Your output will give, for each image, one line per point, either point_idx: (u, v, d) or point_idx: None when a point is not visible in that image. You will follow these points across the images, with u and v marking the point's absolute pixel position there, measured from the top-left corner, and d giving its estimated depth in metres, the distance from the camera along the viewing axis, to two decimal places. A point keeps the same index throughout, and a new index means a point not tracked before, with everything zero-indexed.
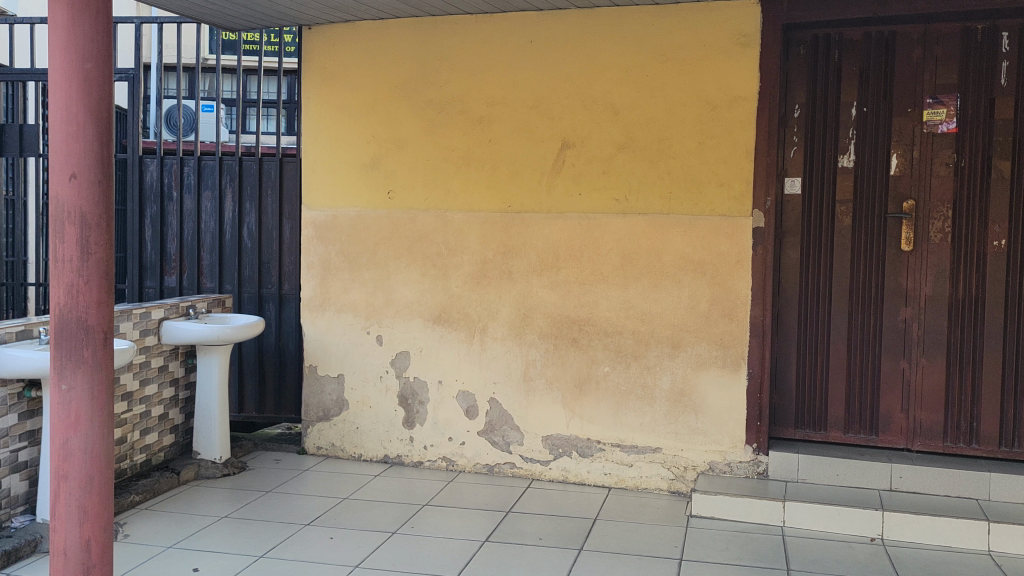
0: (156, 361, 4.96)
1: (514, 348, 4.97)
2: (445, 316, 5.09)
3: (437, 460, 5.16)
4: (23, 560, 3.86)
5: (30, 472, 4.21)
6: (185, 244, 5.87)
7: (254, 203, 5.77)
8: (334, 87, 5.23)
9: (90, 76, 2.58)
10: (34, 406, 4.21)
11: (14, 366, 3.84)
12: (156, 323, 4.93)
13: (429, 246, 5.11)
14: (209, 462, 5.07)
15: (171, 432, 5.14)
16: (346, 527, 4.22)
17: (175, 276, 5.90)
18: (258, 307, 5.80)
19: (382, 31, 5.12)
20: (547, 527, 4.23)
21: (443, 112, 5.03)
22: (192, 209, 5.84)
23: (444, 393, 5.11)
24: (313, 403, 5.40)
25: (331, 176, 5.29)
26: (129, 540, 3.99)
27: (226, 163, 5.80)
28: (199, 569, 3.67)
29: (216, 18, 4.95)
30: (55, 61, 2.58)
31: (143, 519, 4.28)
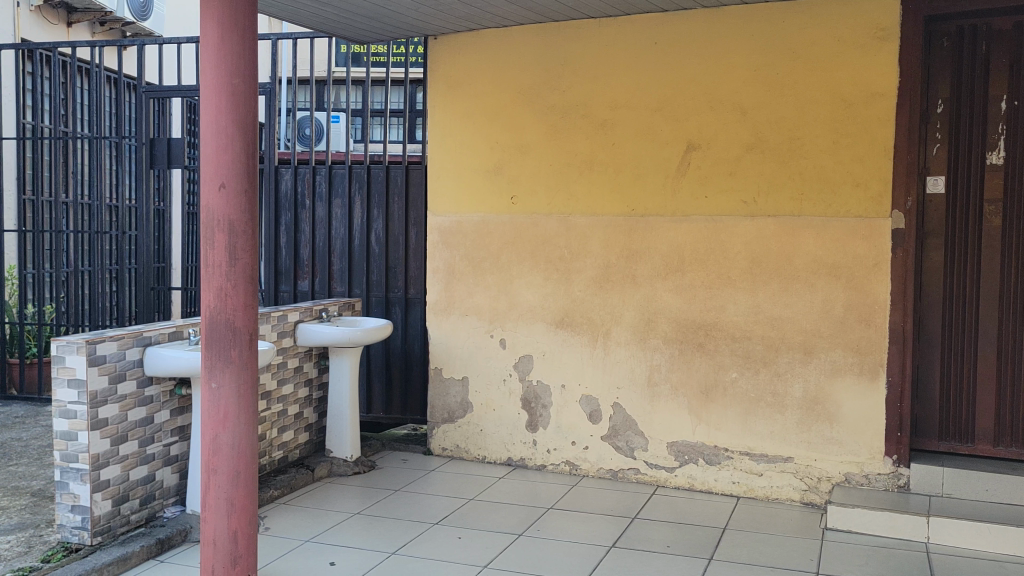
0: (292, 362, 5.18)
1: (638, 352, 4.92)
2: (569, 320, 5.10)
3: (560, 464, 5.18)
4: (175, 548, 4.11)
5: (180, 465, 4.48)
6: (317, 249, 6.11)
7: (382, 209, 5.94)
8: (459, 94, 5.33)
9: (237, 90, 3.05)
10: (184, 403, 4.47)
11: (167, 365, 4.09)
12: (292, 325, 5.14)
13: (552, 250, 5.13)
14: (341, 461, 5.25)
15: (306, 430, 5.35)
16: (473, 527, 4.29)
17: (308, 281, 6.15)
18: (385, 311, 5.98)
19: (506, 38, 5.18)
20: (674, 535, 4.17)
21: (567, 117, 5.05)
22: (323, 216, 6.07)
23: (567, 398, 5.11)
24: (439, 404, 5.50)
25: (456, 182, 5.39)
26: (270, 533, 4.17)
27: (356, 171, 6.00)
28: (336, 563, 3.81)
29: (348, 32, 5.13)
30: (208, 79, 3.05)
31: (282, 513, 4.47)
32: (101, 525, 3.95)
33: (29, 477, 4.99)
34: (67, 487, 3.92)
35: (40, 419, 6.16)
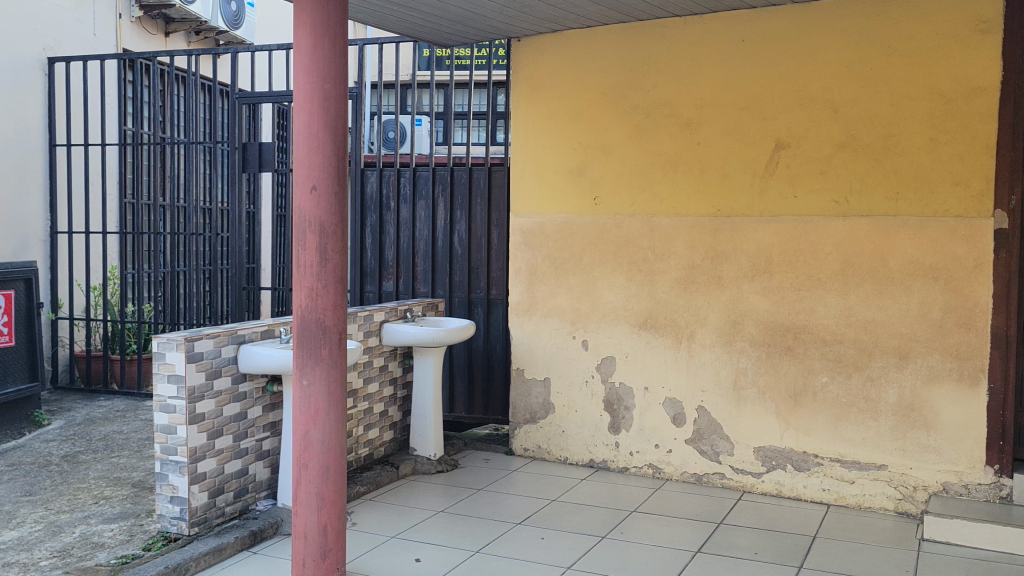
0: (377, 361, 5.28)
1: (724, 355, 4.85)
2: (652, 322, 5.05)
3: (643, 467, 5.14)
4: (267, 541, 4.24)
5: (271, 460, 4.61)
6: (401, 250, 6.21)
7: (465, 211, 6.00)
8: (542, 96, 5.34)
9: (328, 94, 3.12)
10: (275, 400, 4.60)
11: (260, 362, 4.22)
12: (378, 325, 5.24)
13: (636, 251, 5.09)
14: (425, 459, 5.33)
15: (390, 428, 5.44)
16: (556, 528, 4.29)
17: (393, 281, 6.25)
18: (468, 311, 6.03)
19: (589, 38, 5.16)
20: (761, 542, 4.09)
21: (651, 117, 5.00)
22: (408, 217, 6.16)
23: (650, 400, 5.07)
24: (521, 405, 5.52)
25: (539, 183, 5.40)
26: (357, 528, 4.26)
27: (439, 173, 6.07)
28: (421, 560, 3.86)
29: (433, 36, 5.21)
30: (301, 84, 3.14)
31: (368, 509, 4.56)
32: (198, 516, 4.10)
33: (131, 469, 5.21)
34: (167, 479, 4.08)
35: (140, 413, 6.44)
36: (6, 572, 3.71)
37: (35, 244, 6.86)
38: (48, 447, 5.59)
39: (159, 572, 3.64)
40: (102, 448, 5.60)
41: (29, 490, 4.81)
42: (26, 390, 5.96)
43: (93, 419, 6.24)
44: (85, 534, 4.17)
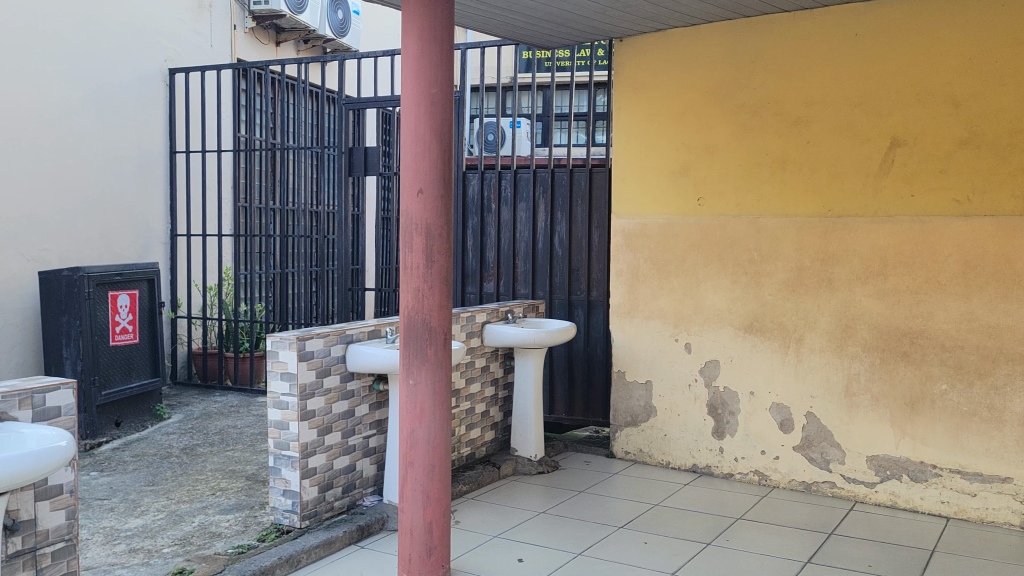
0: (479, 362, 5.34)
1: (834, 360, 4.69)
2: (758, 325, 4.93)
3: (748, 473, 5.03)
4: (374, 536, 4.34)
5: (378, 457, 4.72)
6: (502, 252, 6.26)
7: (565, 212, 5.99)
8: (645, 96, 5.29)
9: (435, 98, 3.18)
10: (381, 398, 4.72)
11: (367, 362, 4.33)
12: (480, 326, 5.30)
13: (741, 253, 4.98)
14: (526, 459, 5.35)
15: (492, 428, 5.49)
16: (659, 533, 4.24)
17: (493, 282, 6.31)
18: (568, 313, 6.03)
19: (692, 37, 5.08)
20: (875, 554, 3.94)
21: (758, 116, 4.89)
22: (509, 220, 6.20)
23: (756, 405, 4.95)
24: (622, 408, 5.48)
25: (641, 184, 5.35)
26: (461, 527, 4.31)
27: (540, 175, 6.08)
28: (524, 560, 3.88)
29: (534, 38, 5.24)
30: (409, 89, 3.20)
31: (470, 508, 4.61)
32: (309, 510, 4.24)
33: (245, 462, 5.43)
34: (280, 473, 4.23)
35: (252, 408, 6.70)
36: (132, 557, 3.92)
37: (156, 246, 7.22)
38: (169, 439, 5.88)
39: (273, 562, 3.79)
40: (218, 442, 5.85)
41: (151, 480, 5.07)
42: (149, 385, 6.30)
43: (209, 413, 6.52)
44: (204, 523, 4.37)
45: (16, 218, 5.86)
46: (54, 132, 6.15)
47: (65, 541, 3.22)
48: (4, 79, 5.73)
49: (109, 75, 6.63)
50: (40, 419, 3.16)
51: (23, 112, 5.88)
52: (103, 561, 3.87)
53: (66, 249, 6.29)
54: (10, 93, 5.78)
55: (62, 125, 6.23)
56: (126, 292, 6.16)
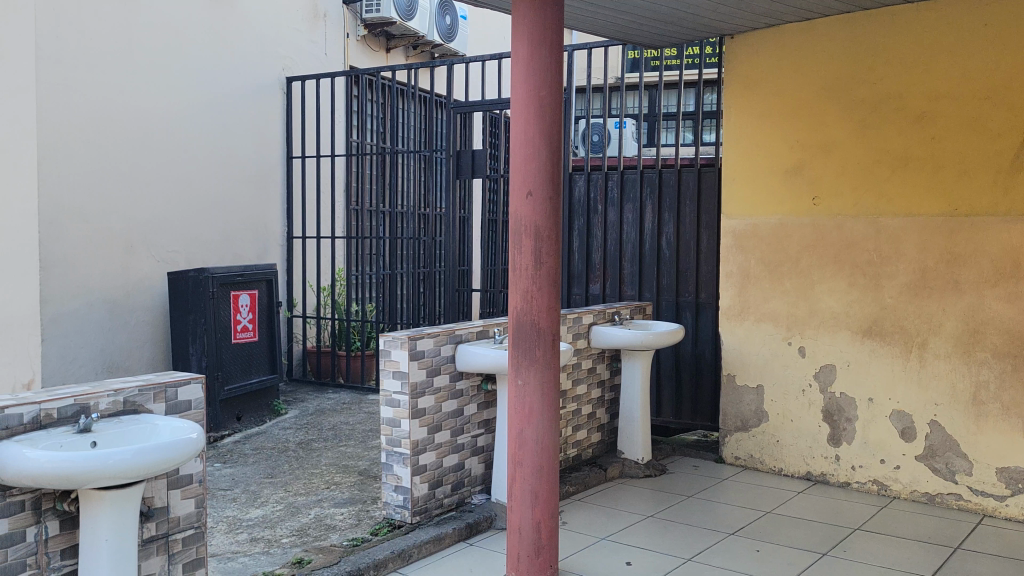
0: (586, 363, 5.33)
1: (960, 366, 4.48)
2: (877, 329, 4.75)
3: (866, 483, 4.85)
4: (483, 533, 4.40)
5: (486, 456, 4.78)
6: (609, 254, 6.23)
7: (673, 213, 5.92)
8: (758, 94, 5.17)
9: (545, 100, 3.19)
10: (489, 398, 4.77)
11: (476, 361, 4.39)
12: (587, 327, 5.29)
13: (859, 254, 4.80)
14: (633, 462, 5.31)
15: (598, 430, 5.48)
16: (772, 541, 4.13)
17: (599, 284, 6.29)
18: (676, 315, 5.96)
19: (807, 32, 4.93)
20: (1007, 571, 3.74)
21: (877, 111, 4.71)
22: (615, 221, 6.17)
23: (875, 412, 4.77)
24: (732, 412, 5.37)
25: (753, 183, 5.22)
26: (568, 527, 4.32)
27: (647, 176, 6.03)
28: (632, 563, 3.85)
29: (642, 38, 5.20)
30: (520, 92, 3.22)
31: (578, 509, 4.61)
32: (419, 506, 4.33)
33: (357, 458, 5.59)
34: (392, 469, 4.34)
35: (363, 405, 6.89)
36: (253, 546, 4.09)
37: (273, 247, 7.53)
38: (286, 434, 6.12)
39: (386, 556, 3.89)
40: (332, 437, 6.05)
41: (270, 473, 5.29)
42: (267, 382, 6.57)
43: (323, 410, 6.75)
44: (320, 515, 4.53)
45: (147, 223, 6.21)
46: (182, 140, 6.49)
47: (195, 529, 3.40)
48: (139, 90, 6.08)
49: (231, 85, 6.94)
50: (173, 411, 3.34)
51: (153, 121, 6.23)
52: (227, 549, 4.06)
53: (191, 250, 6.62)
54: (144, 103, 6.14)
55: (189, 133, 6.56)
56: (246, 292, 6.44)
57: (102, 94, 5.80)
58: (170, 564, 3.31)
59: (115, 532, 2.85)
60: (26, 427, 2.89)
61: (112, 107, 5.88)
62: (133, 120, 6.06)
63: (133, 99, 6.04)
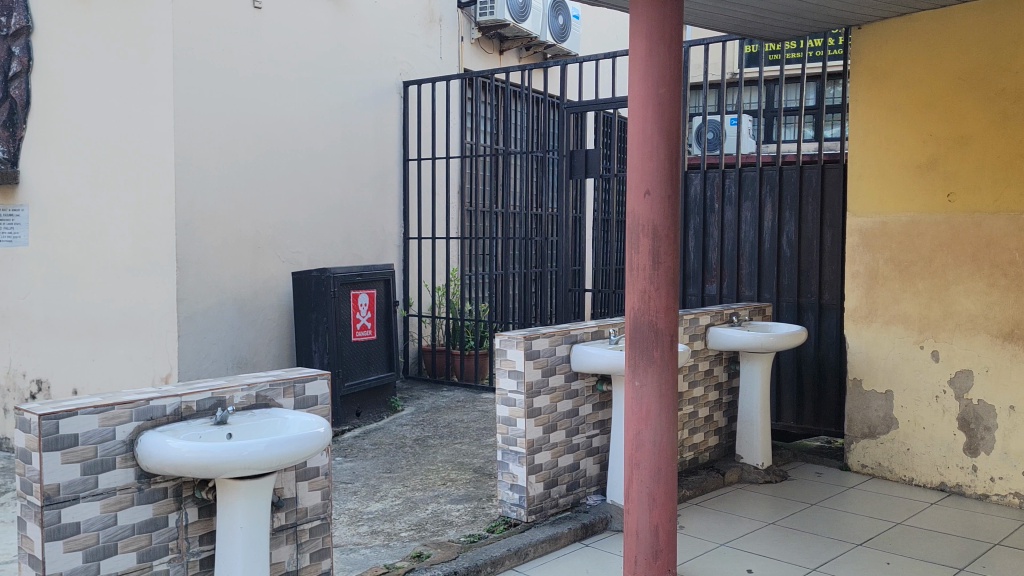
0: (703, 365, 5.23)
1: None
2: (1019, 333, 4.47)
3: (1007, 496, 4.58)
4: (598, 535, 4.39)
5: (601, 457, 4.75)
6: (726, 253, 6.09)
7: (795, 211, 5.74)
8: (887, 86, 4.95)
9: (663, 99, 3.12)
10: (604, 399, 4.76)
11: (591, 361, 4.38)
12: (704, 328, 5.19)
13: (1000, 253, 4.52)
14: (752, 467, 5.18)
15: (715, 433, 5.37)
16: (903, 554, 3.95)
17: (716, 284, 6.16)
18: (797, 316, 5.78)
19: (941, 22, 4.70)
20: None
21: (1020, 102, 4.42)
22: (733, 219, 6.03)
23: (1016, 421, 4.49)
24: (858, 418, 5.16)
25: (881, 180, 5.00)
26: (686, 532, 4.25)
27: (767, 173, 5.87)
28: (754, 571, 3.75)
29: (764, 31, 5.06)
30: (637, 90, 3.16)
31: (695, 513, 4.53)
32: (535, 505, 4.35)
33: (472, 455, 5.66)
34: (507, 467, 4.38)
35: (477, 404, 6.98)
36: (374, 538, 4.20)
37: (391, 248, 7.72)
38: (403, 430, 6.26)
39: (502, 554, 3.93)
40: (447, 434, 6.15)
41: (389, 468, 5.42)
42: (385, 379, 6.74)
43: (438, 407, 6.87)
44: (437, 511, 4.61)
45: (274, 225, 6.47)
46: (307, 145, 6.74)
47: (321, 520, 3.52)
48: (268, 97, 6.36)
49: (352, 91, 7.16)
50: (301, 406, 3.47)
51: (281, 127, 6.49)
52: (349, 540, 4.18)
53: (315, 251, 6.86)
54: (272, 110, 6.41)
55: (314, 137, 6.81)
56: (365, 292, 6.63)
57: (235, 102, 6.09)
58: (299, 553, 3.43)
59: (249, 520, 2.98)
60: (169, 418, 3.06)
61: (244, 114, 6.17)
62: (264, 127, 6.35)
63: (262, 106, 6.32)
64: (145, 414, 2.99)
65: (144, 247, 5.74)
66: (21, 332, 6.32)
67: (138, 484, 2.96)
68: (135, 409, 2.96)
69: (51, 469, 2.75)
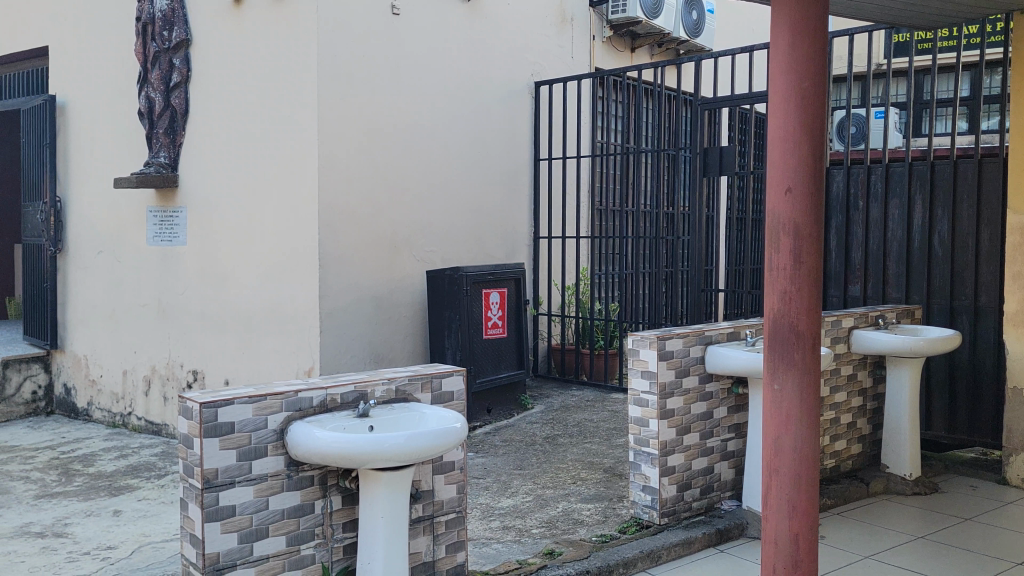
0: (846, 369, 5.01)
1: None
2: None
3: None
4: (733, 541, 4.29)
5: (736, 461, 4.64)
6: (871, 253, 5.81)
7: (948, 209, 5.44)
8: None
9: (807, 92, 2.96)
10: (740, 402, 4.64)
11: (727, 362, 4.29)
12: (847, 331, 4.98)
13: None
14: (899, 478, 4.94)
15: (859, 441, 5.14)
16: None
17: (860, 285, 5.88)
18: (950, 320, 5.47)
19: None
20: None
21: None
22: (879, 217, 5.74)
23: None
24: (1018, 429, 4.82)
25: None
26: (827, 542, 4.09)
27: (917, 168, 5.57)
28: None
29: (915, 19, 4.81)
30: (780, 84, 3.01)
31: (837, 524, 4.35)
32: (668, 507, 4.29)
33: (602, 455, 5.64)
34: (640, 468, 4.34)
35: (607, 404, 6.96)
36: (506, 534, 4.25)
37: (522, 247, 7.80)
38: (533, 428, 6.32)
39: (635, 555, 3.91)
40: (577, 433, 6.15)
41: (520, 464, 5.47)
42: (515, 377, 6.82)
43: (568, 406, 6.90)
44: (567, 509, 4.62)
45: (411, 225, 6.65)
46: (443, 147, 6.90)
47: (456, 513, 3.59)
48: (407, 100, 6.56)
49: (486, 92, 7.28)
50: (438, 401, 3.55)
51: (418, 129, 6.67)
52: (482, 534, 4.25)
53: (448, 250, 7.01)
54: (411, 112, 6.60)
55: (449, 139, 6.96)
56: (497, 291, 6.73)
57: (376, 106, 6.31)
58: (435, 545, 3.52)
59: (389, 511, 3.08)
60: (316, 409, 3.20)
61: (384, 117, 6.38)
62: (403, 129, 6.54)
63: (401, 109, 6.52)
64: (294, 405, 3.13)
65: (290, 246, 6.02)
66: (180, 325, 6.76)
67: (288, 471, 3.11)
68: (285, 400, 3.11)
69: (211, 454, 2.93)
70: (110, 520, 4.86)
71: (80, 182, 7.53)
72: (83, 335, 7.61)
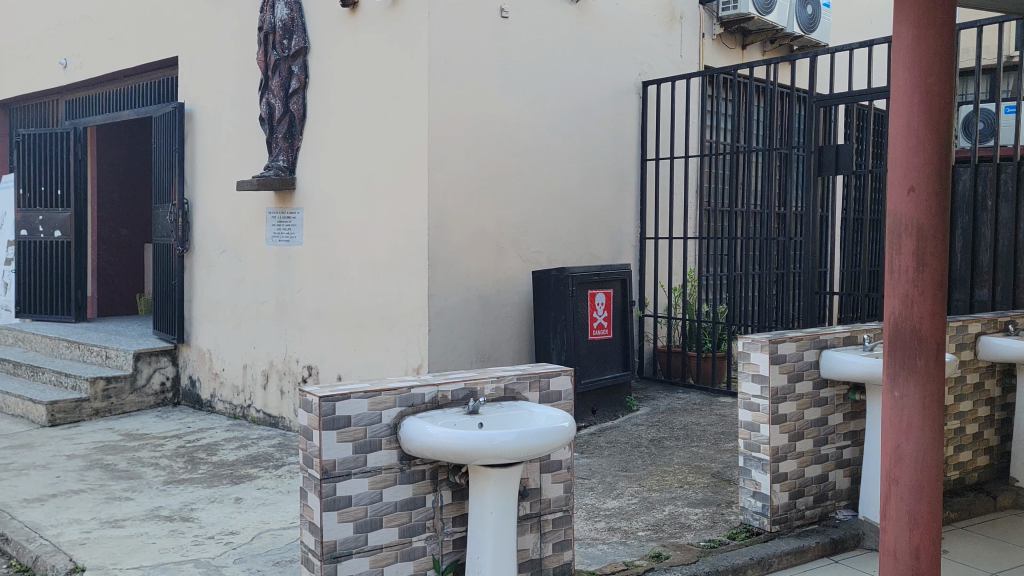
0: (971, 377, 4.76)
1: None
2: None
3: None
4: (847, 552, 4.16)
5: (851, 470, 4.48)
6: (1001, 256, 5.52)
7: None
8: None
9: (932, 89, 2.84)
10: (857, 409, 4.49)
11: (843, 368, 4.16)
12: (973, 337, 4.73)
13: None
14: None
15: (985, 452, 4.88)
16: None
17: (988, 289, 5.58)
18: None
19: None
20: None
21: None
22: (1010, 218, 5.45)
23: None
24: None
25: None
26: (951, 557, 3.91)
27: None
28: None
29: None
30: (902, 81, 2.89)
31: (961, 538, 4.15)
32: (779, 515, 4.18)
33: (710, 459, 5.55)
34: (750, 474, 4.25)
35: (714, 407, 6.85)
36: (612, 535, 4.24)
37: (628, 248, 7.75)
38: (639, 430, 6.28)
39: (744, 562, 3.84)
40: (683, 437, 6.08)
41: (625, 466, 5.45)
42: (620, 378, 6.79)
43: (674, 409, 6.82)
44: (674, 513, 4.57)
45: (517, 226, 6.71)
46: (550, 147, 6.93)
47: (564, 511, 3.61)
48: (515, 102, 6.63)
49: (593, 92, 7.28)
50: (545, 400, 3.58)
51: (526, 130, 6.73)
52: (588, 535, 4.26)
53: (554, 250, 7.04)
54: (519, 113, 6.66)
55: (556, 140, 6.99)
56: (602, 292, 6.72)
57: (485, 107, 6.40)
58: (543, 542, 3.55)
59: (498, 507, 3.13)
60: (427, 405, 3.27)
61: (493, 119, 6.47)
62: (510, 130, 6.61)
63: (510, 111, 6.60)
64: (406, 401, 3.22)
65: (401, 246, 6.18)
66: (296, 322, 7.03)
67: (401, 465, 3.19)
68: (398, 395, 3.20)
69: (329, 445, 3.05)
70: (233, 506, 5.11)
71: (206, 185, 7.93)
72: (207, 331, 8.01)
